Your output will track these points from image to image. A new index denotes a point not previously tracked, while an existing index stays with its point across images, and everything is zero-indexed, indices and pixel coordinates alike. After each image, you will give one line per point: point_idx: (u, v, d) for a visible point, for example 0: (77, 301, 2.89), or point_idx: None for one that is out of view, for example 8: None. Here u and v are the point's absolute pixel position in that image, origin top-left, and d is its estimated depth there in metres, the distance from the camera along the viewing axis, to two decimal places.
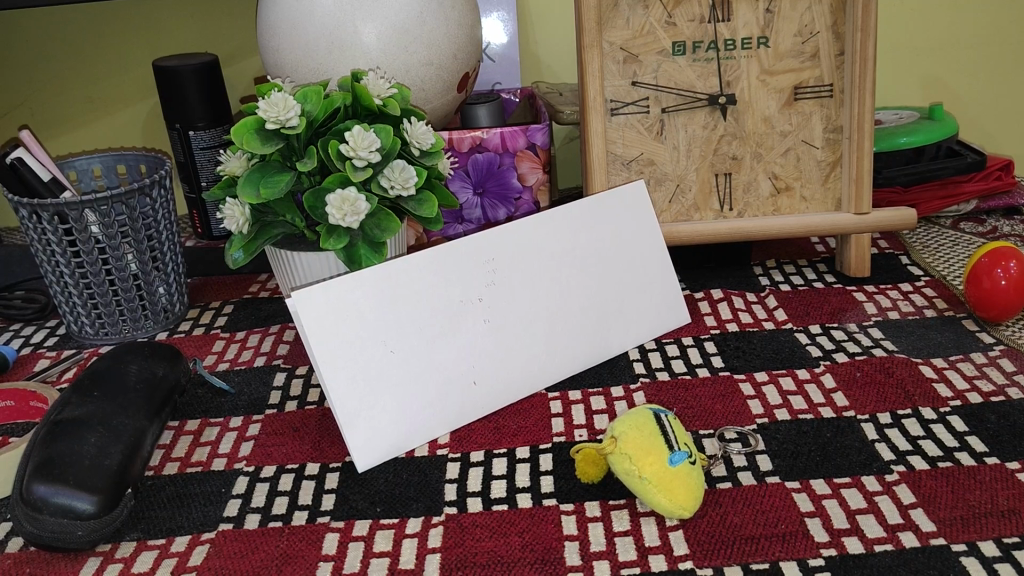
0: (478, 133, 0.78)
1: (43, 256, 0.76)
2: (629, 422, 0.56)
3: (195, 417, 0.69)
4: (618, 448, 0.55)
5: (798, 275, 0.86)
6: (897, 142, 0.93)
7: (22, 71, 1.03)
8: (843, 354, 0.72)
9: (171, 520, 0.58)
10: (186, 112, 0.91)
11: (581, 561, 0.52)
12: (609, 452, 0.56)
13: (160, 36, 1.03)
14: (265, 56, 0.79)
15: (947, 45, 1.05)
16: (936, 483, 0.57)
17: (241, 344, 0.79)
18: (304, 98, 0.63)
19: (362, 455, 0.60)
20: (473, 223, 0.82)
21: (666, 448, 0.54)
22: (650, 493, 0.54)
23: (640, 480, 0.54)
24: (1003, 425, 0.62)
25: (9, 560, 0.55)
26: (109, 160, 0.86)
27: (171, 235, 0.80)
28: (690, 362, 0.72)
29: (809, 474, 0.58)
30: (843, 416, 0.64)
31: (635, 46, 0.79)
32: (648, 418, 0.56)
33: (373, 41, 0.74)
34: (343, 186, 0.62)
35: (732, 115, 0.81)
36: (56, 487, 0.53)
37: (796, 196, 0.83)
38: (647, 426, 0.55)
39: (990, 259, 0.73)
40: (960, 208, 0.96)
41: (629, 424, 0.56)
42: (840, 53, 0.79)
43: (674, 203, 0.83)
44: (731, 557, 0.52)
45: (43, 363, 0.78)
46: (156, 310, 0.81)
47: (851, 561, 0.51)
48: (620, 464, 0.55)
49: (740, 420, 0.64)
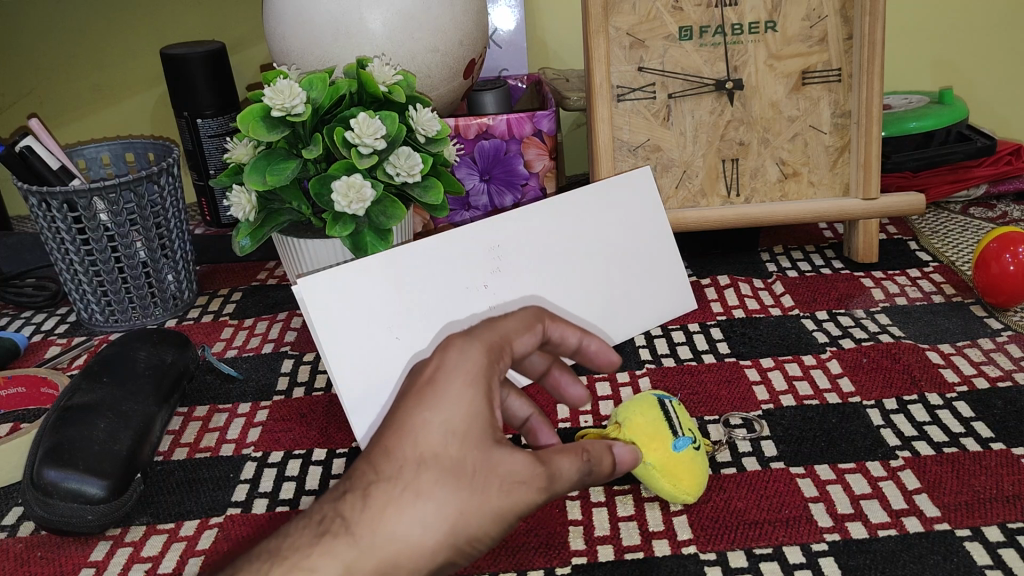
0: (484, 119, 0.78)
1: (53, 243, 0.77)
2: (631, 409, 0.56)
3: (205, 403, 0.70)
4: (620, 433, 0.55)
5: (806, 261, 0.86)
6: (908, 127, 0.92)
7: (30, 59, 1.03)
8: (850, 340, 0.71)
9: (180, 505, 0.59)
10: (194, 100, 0.91)
11: (586, 546, 0.52)
12: (613, 436, 0.55)
13: (167, 26, 1.04)
14: (271, 43, 0.79)
15: (958, 28, 1.04)
16: (942, 468, 0.57)
17: (250, 332, 0.80)
18: (310, 85, 0.63)
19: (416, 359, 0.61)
20: (480, 209, 0.82)
21: (670, 432, 0.54)
22: (655, 477, 0.54)
23: (644, 465, 0.54)
24: (1009, 410, 0.62)
25: (21, 544, 0.56)
26: (118, 148, 0.87)
27: (179, 223, 0.81)
28: (696, 348, 0.72)
29: (815, 459, 0.58)
30: (849, 401, 0.64)
31: (642, 31, 0.79)
32: (652, 403, 0.56)
33: (379, 28, 0.74)
34: (348, 173, 0.62)
35: (740, 100, 0.81)
36: (66, 472, 0.54)
37: (805, 180, 0.83)
38: (651, 414, 0.55)
39: (1000, 244, 0.72)
40: (970, 192, 0.95)
41: (632, 410, 0.56)
42: (849, 36, 0.79)
43: (682, 187, 0.83)
44: (735, 541, 0.52)
45: (53, 350, 0.79)
46: (165, 297, 0.82)
47: (855, 546, 0.51)
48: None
49: (746, 405, 0.64)
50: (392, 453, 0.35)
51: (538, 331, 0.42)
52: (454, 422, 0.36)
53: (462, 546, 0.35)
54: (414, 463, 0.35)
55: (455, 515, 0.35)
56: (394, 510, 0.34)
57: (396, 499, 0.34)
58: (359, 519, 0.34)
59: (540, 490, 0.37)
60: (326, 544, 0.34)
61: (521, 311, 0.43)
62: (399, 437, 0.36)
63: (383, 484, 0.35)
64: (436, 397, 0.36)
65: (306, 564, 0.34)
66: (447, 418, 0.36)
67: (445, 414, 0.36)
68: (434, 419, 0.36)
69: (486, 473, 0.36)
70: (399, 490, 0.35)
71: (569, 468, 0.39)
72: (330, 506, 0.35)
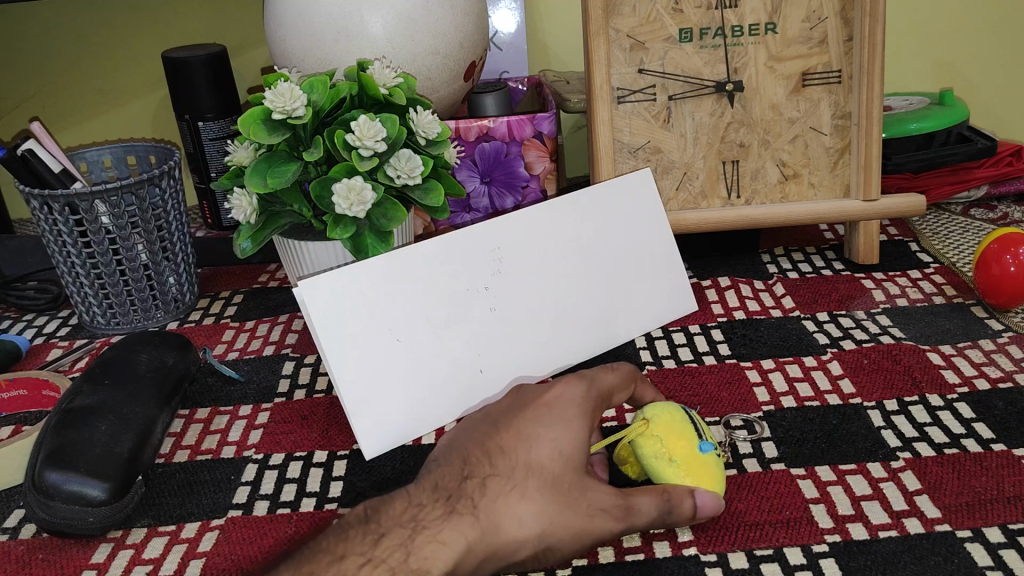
0: (485, 121, 0.78)
1: (55, 247, 0.77)
2: (654, 409, 0.54)
3: (205, 406, 0.70)
4: (648, 430, 0.53)
5: (806, 263, 0.86)
6: (909, 128, 0.92)
7: (31, 63, 1.04)
8: (851, 342, 0.71)
9: (181, 507, 0.59)
10: (196, 103, 0.92)
11: (587, 547, 0.52)
12: (637, 434, 0.53)
13: (169, 30, 1.04)
14: (272, 46, 0.79)
15: (960, 30, 1.04)
16: (943, 470, 0.57)
17: (251, 334, 0.80)
18: (310, 87, 0.63)
19: (522, 381, 0.65)
20: (481, 212, 0.82)
21: (694, 437, 0.53)
22: (678, 477, 0.52)
23: (670, 463, 0.52)
24: (1011, 411, 0.62)
25: (22, 546, 0.56)
26: (119, 152, 0.87)
27: (181, 226, 0.81)
28: (697, 350, 0.72)
29: (816, 461, 0.58)
30: (850, 403, 0.64)
31: (642, 33, 0.79)
32: (678, 410, 0.55)
33: (380, 31, 0.74)
34: (349, 176, 0.62)
35: (740, 101, 0.81)
36: (67, 474, 0.54)
37: (804, 182, 0.83)
38: (676, 420, 0.54)
39: (1000, 245, 0.72)
40: (971, 193, 0.95)
41: (660, 410, 0.54)
42: (849, 38, 0.79)
43: (682, 190, 0.83)
44: (736, 543, 0.52)
45: (56, 352, 0.79)
46: (167, 300, 0.82)
47: (856, 547, 0.51)
48: (648, 445, 0.53)
49: (747, 407, 0.64)
50: (507, 455, 0.48)
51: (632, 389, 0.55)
52: (561, 441, 0.48)
53: (543, 546, 0.46)
54: (523, 469, 0.47)
55: (548, 517, 0.46)
56: (502, 503, 0.46)
57: (505, 494, 0.46)
58: (480, 505, 0.46)
59: (618, 520, 0.47)
60: (454, 521, 0.45)
61: (621, 369, 0.56)
62: (516, 443, 0.48)
63: (498, 479, 0.47)
64: (549, 416, 0.49)
65: (438, 537, 0.45)
66: (555, 436, 0.48)
67: (553, 433, 0.48)
68: (544, 435, 0.48)
69: (578, 489, 0.47)
70: (508, 489, 0.46)
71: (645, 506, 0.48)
72: (456, 491, 0.47)
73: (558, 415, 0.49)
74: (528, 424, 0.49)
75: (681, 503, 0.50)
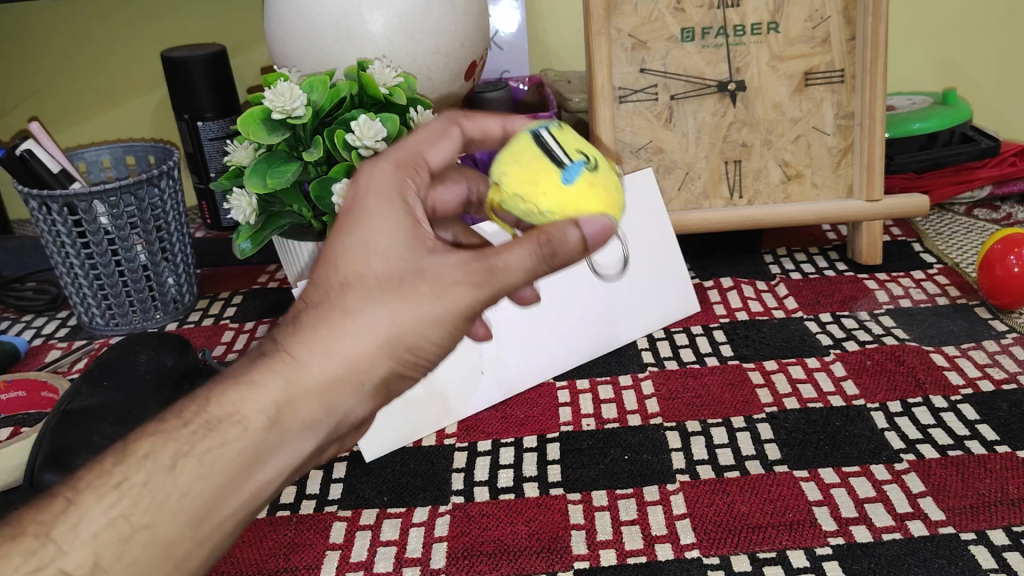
0: None
1: (53, 248, 0.77)
2: (505, 155, 0.48)
3: None
4: (505, 194, 0.47)
5: (809, 264, 0.85)
6: (912, 128, 0.91)
7: (30, 62, 1.03)
8: (854, 343, 0.71)
9: None
10: (195, 103, 0.91)
11: (588, 550, 0.52)
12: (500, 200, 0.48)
13: (168, 29, 1.04)
14: (272, 45, 0.79)
15: (963, 29, 1.03)
16: (947, 472, 0.56)
17: (251, 335, 0.79)
18: (310, 87, 0.63)
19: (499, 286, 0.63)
20: None
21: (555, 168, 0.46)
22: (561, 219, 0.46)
23: (542, 213, 0.46)
24: (1015, 413, 0.61)
25: None
26: (118, 152, 0.86)
27: (180, 227, 0.81)
28: (700, 351, 0.71)
29: (819, 463, 0.58)
30: (853, 405, 0.63)
31: (644, 32, 0.78)
32: (523, 145, 0.47)
33: (380, 30, 0.73)
34: (349, 176, 0.62)
35: (743, 101, 0.80)
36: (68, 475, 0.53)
37: (807, 182, 0.82)
38: (532, 154, 0.47)
39: (1004, 245, 0.72)
40: (975, 193, 0.94)
41: (505, 161, 0.47)
42: (852, 37, 0.78)
43: (684, 190, 0.83)
44: (739, 546, 0.51)
45: (54, 353, 0.78)
46: (166, 300, 0.81)
47: (860, 550, 0.51)
48: (515, 205, 0.47)
49: (750, 408, 0.64)
50: (319, 282, 0.38)
51: (451, 136, 0.46)
52: (374, 242, 0.39)
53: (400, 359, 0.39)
54: (340, 283, 0.38)
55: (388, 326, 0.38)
56: (325, 329, 0.37)
57: (328, 320, 0.37)
58: (294, 343, 0.37)
59: (478, 285, 0.39)
60: (263, 363, 0.37)
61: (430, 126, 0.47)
62: (324, 267, 0.39)
63: (314, 310, 0.38)
64: (353, 223, 0.39)
65: (245, 378, 0.36)
66: (366, 241, 0.38)
67: (363, 240, 0.38)
68: (350, 241, 0.39)
69: (416, 271, 0.38)
70: (329, 307, 0.38)
71: (513, 259, 0.40)
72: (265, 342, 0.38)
73: (363, 214, 0.39)
74: (334, 234, 0.39)
75: (564, 235, 0.42)
